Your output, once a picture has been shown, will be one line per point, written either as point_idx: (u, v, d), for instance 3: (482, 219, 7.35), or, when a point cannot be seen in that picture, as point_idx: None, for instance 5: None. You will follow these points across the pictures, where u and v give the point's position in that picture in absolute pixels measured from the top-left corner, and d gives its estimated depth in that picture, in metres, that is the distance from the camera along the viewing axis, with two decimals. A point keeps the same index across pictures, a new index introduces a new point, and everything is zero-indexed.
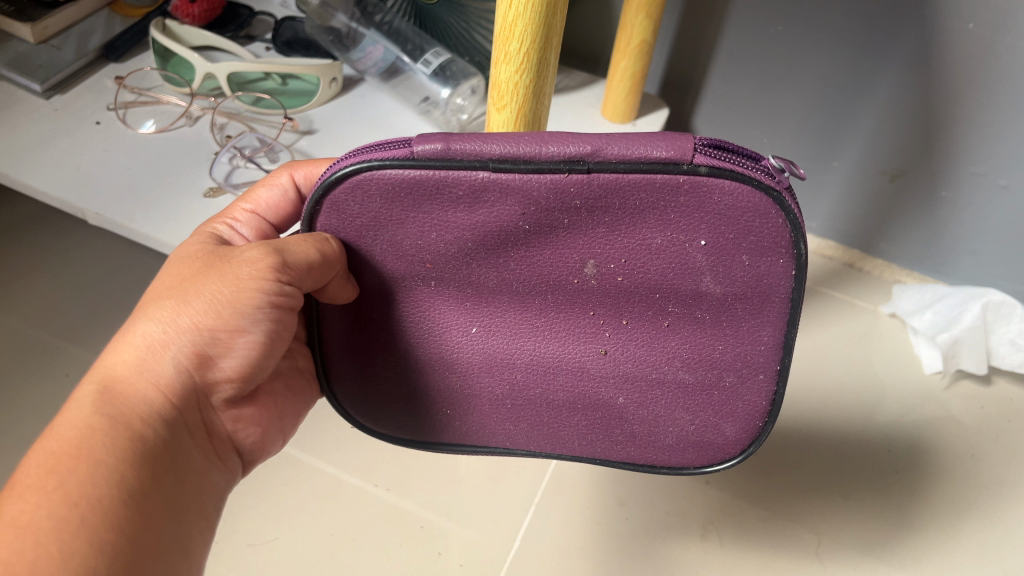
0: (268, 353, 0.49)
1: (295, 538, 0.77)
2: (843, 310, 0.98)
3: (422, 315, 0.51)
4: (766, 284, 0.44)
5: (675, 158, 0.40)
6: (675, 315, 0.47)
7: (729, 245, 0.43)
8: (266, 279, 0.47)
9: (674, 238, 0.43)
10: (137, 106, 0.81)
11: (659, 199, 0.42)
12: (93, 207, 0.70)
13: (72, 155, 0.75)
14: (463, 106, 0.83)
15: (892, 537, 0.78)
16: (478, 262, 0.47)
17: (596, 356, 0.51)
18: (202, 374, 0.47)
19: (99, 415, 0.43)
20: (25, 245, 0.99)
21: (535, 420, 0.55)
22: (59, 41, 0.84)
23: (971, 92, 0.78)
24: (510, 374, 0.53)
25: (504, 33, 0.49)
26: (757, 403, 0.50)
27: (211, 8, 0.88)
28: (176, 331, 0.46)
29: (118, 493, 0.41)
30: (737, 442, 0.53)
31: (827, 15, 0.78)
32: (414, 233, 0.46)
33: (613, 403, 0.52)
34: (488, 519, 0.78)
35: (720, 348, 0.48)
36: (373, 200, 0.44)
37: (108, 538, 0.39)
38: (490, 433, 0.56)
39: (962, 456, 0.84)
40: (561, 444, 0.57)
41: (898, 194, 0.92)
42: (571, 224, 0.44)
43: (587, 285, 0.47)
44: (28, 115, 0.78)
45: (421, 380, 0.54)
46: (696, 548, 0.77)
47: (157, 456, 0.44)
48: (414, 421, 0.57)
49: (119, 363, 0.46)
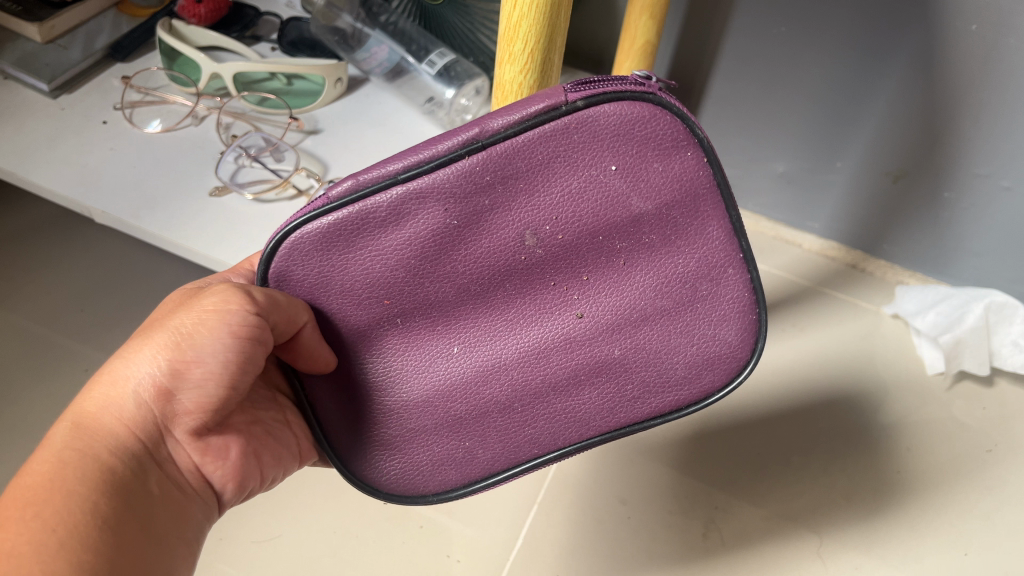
0: (235, 386, 0.48)
1: (298, 535, 0.77)
2: (845, 310, 0.98)
3: (401, 344, 0.52)
4: (690, 181, 0.46)
5: (553, 105, 0.43)
6: (629, 252, 0.48)
7: (639, 161, 0.45)
8: (230, 309, 0.47)
9: (589, 176, 0.45)
10: (143, 106, 0.82)
11: (559, 146, 0.44)
12: (100, 206, 0.71)
13: (79, 154, 0.76)
14: (467, 106, 0.84)
15: (893, 537, 0.78)
16: (435, 267, 0.48)
17: (573, 319, 0.51)
18: (164, 408, 0.47)
19: (67, 449, 0.43)
20: (32, 243, 1.00)
21: (550, 416, 0.53)
22: (66, 41, 0.84)
23: (974, 93, 0.78)
24: (505, 375, 0.52)
25: (508, 34, 0.50)
26: (742, 297, 0.50)
27: (217, 8, 0.89)
28: (140, 365, 0.46)
29: (91, 520, 0.40)
30: (739, 347, 0.51)
31: (829, 16, 0.78)
32: (368, 269, 0.48)
33: (608, 360, 0.52)
34: (490, 517, 0.78)
35: (684, 268, 0.49)
36: (315, 251, 0.48)
37: (86, 562, 0.39)
38: (514, 447, 0.54)
39: (964, 456, 0.84)
40: (593, 428, 0.54)
41: (900, 195, 0.92)
42: (497, 203, 0.45)
43: (536, 255, 0.48)
44: (34, 114, 0.79)
45: (426, 420, 0.54)
46: (697, 546, 0.77)
47: (126, 486, 0.44)
48: (445, 470, 0.55)
49: (87, 403, 0.46)
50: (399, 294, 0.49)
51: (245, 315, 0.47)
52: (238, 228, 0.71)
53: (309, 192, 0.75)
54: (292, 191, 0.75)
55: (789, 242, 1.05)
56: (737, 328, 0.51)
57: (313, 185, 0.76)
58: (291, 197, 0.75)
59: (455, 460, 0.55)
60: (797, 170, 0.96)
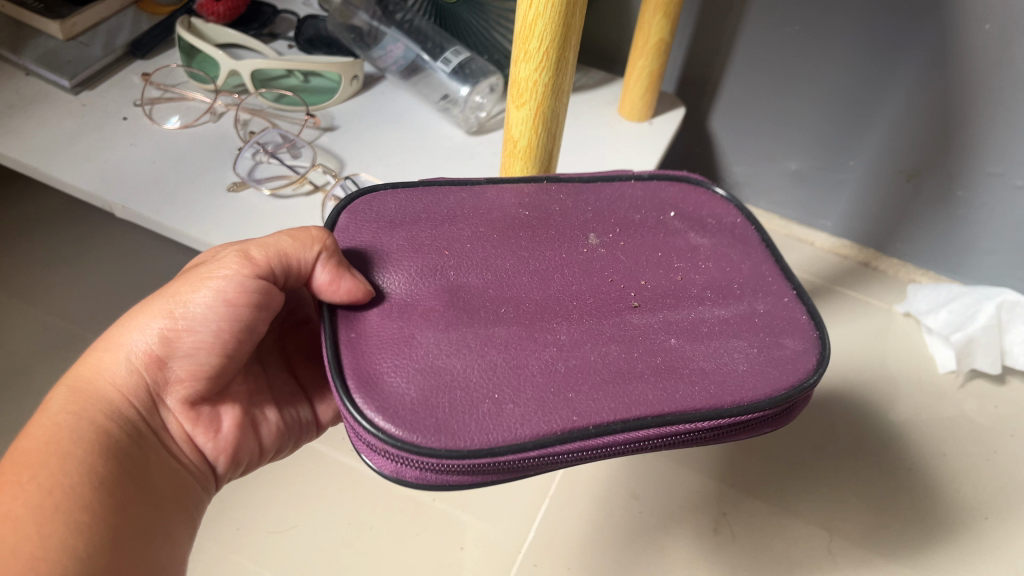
0: (230, 352, 0.49)
1: (312, 526, 0.78)
2: (856, 308, 0.98)
3: (449, 294, 0.47)
4: (739, 233, 0.57)
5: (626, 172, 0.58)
6: (683, 269, 0.52)
7: (694, 214, 0.57)
8: (223, 275, 0.47)
9: (653, 216, 0.56)
10: (163, 102, 0.83)
11: (628, 194, 0.57)
12: (120, 201, 0.72)
13: (100, 149, 0.77)
14: (482, 104, 0.83)
15: (902, 534, 0.78)
16: (499, 251, 0.50)
17: (629, 309, 0.49)
18: (158, 376, 0.48)
19: (65, 412, 0.45)
20: (51, 237, 1.01)
21: (602, 381, 0.44)
22: (87, 38, 0.86)
23: (986, 92, 0.79)
24: (556, 336, 0.46)
25: (524, 32, 0.50)
26: (799, 317, 0.51)
27: (235, 6, 0.90)
28: (135, 333, 0.48)
29: (87, 481, 0.42)
30: (804, 357, 0.48)
31: (843, 15, 0.79)
32: (424, 231, 0.50)
33: (666, 349, 0.47)
34: (503, 511, 0.79)
35: (737, 283, 0.52)
36: (382, 207, 0.52)
37: (85, 520, 0.41)
38: (553, 411, 0.42)
39: (974, 455, 0.85)
40: (645, 407, 0.43)
41: (913, 193, 0.92)
42: (568, 211, 0.54)
43: (598, 251, 0.52)
44: (56, 110, 0.80)
45: (457, 362, 0.44)
46: (706, 542, 0.77)
47: (121, 448, 0.45)
48: (459, 424, 0.41)
49: (87, 369, 0.48)
50: (445, 257, 0.49)
51: (242, 282, 0.48)
52: (254, 224, 0.72)
53: (325, 187, 0.77)
54: (309, 187, 0.77)
55: (801, 240, 1.05)
56: (798, 343, 0.49)
57: (330, 180, 0.77)
58: (308, 193, 0.76)
59: (476, 417, 0.42)
60: (810, 168, 0.96)
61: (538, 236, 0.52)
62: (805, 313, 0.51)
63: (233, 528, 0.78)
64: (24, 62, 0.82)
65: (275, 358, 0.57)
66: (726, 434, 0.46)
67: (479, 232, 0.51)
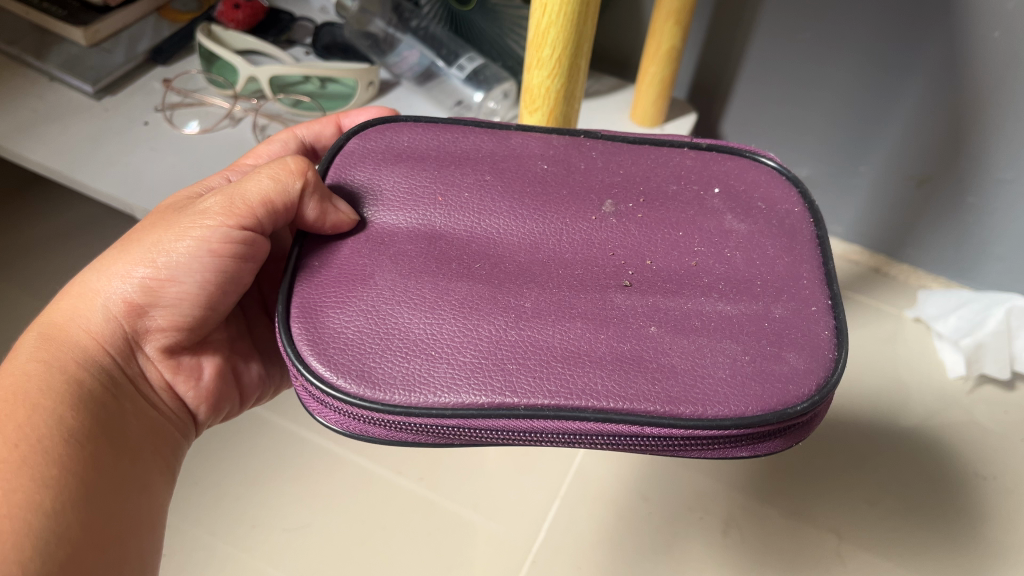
0: (206, 305, 0.51)
1: (327, 526, 0.79)
2: (867, 314, 0.98)
3: (425, 246, 0.48)
4: (790, 224, 0.50)
5: (683, 138, 0.55)
6: (704, 254, 0.48)
7: (743, 195, 0.51)
8: (208, 225, 0.49)
9: (693, 193, 0.51)
10: (183, 108, 0.85)
11: (674, 161, 0.53)
12: (142, 204, 0.74)
13: (122, 154, 0.79)
14: (495, 110, 0.87)
15: (912, 538, 0.79)
16: (495, 201, 0.50)
17: (618, 290, 0.46)
18: (133, 323, 0.51)
19: (37, 359, 0.47)
20: (71, 239, 1.03)
21: (551, 360, 0.43)
22: (110, 44, 0.88)
23: (998, 98, 0.79)
24: (522, 305, 0.45)
25: (537, 40, 0.52)
26: (818, 334, 0.45)
27: (254, 13, 0.92)
28: (114, 280, 0.50)
29: (57, 434, 0.44)
30: (804, 378, 0.43)
31: (853, 23, 0.80)
32: (425, 171, 0.51)
33: (641, 337, 0.44)
34: (516, 511, 0.80)
35: (759, 284, 0.47)
36: (394, 139, 0.53)
37: (51, 475, 0.43)
38: (481, 381, 0.42)
39: (984, 461, 0.85)
40: (589, 395, 0.42)
41: (923, 199, 0.93)
42: (593, 171, 0.52)
43: (607, 222, 0.50)
44: (79, 115, 0.82)
45: (405, 315, 0.44)
46: (716, 545, 0.78)
47: (92, 399, 0.48)
48: (382, 373, 0.43)
49: (61, 313, 0.50)
50: (437, 205, 0.50)
51: (227, 232, 0.49)
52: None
53: None
54: None
55: None
56: (803, 364, 0.43)
57: None
58: None
59: (405, 373, 0.43)
60: (821, 174, 0.97)
61: (545, 197, 0.50)
62: (828, 330, 0.45)
63: (247, 527, 0.79)
64: (47, 68, 0.84)
65: (253, 300, 0.61)
66: (685, 449, 0.43)
67: (479, 182, 0.51)
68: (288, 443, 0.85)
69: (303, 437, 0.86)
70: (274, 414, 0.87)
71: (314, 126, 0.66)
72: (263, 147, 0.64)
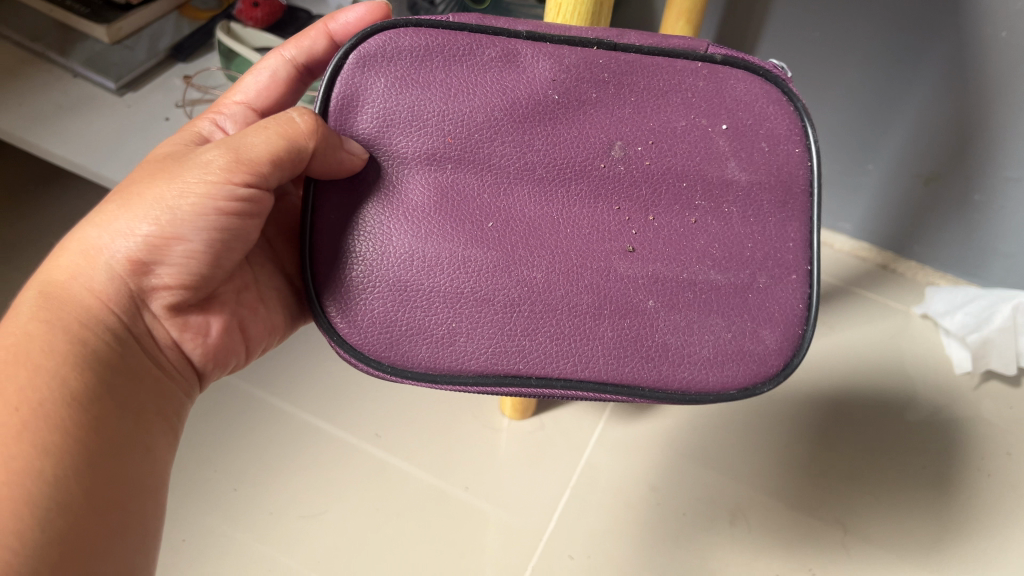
0: (216, 262, 0.48)
1: (342, 514, 0.81)
2: (874, 309, 0.99)
3: (445, 187, 0.48)
4: (788, 173, 0.49)
5: (698, 51, 0.49)
6: (703, 209, 0.49)
7: (750, 134, 0.48)
8: (215, 182, 0.46)
9: (698, 125, 0.48)
10: (203, 104, 0.86)
11: (685, 83, 0.48)
12: None
13: (143, 149, 0.80)
14: None
15: (915, 531, 0.80)
16: (507, 131, 0.48)
17: (618, 257, 0.49)
18: (140, 281, 0.47)
19: (38, 321, 0.45)
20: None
21: (557, 328, 0.48)
22: (132, 42, 0.90)
23: (1005, 98, 0.80)
24: (532, 272, 0.48)
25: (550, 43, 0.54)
26: (796, 304, 0.50)
27: (273, 11, 0.94)
28: (118, 237, 0.46)
29: (58, 394, 0.42)
30: (774, 353, 0.49)
31: (862, 24, 0.81)
32: (439, 78, 0.47)
33: (635, 314, 0.49)
34: (527, 501, 0.82)
35: (749, 246, 0.49)
36: (396, 48, 0.46)
37: (51, 442, 0.41)
38: (497, 359, 0.48)
39: (990, 456, 0.86)
40: (585, 363, 0.49)
41: (932, 197, 0.94)
42: (602, 101, 0.48)
43: (615, 168, 0.48)
44: (102, 111, 0.84)
45: (429, 286, 0.48)
46: (725, 534, 0.80)
47: (97, 360, 0.45)
48: (410, 352, 0.49)
49: (56, 267, 0.47)
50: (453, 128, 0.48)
51: (232, 188, 0.46)
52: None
53: None
54: None
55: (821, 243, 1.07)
56: (774, 338, 0.49)
57: None
58: None
59: (430, 350, 0.49)
60: (830, 171, 0.98)
61: (559, 143, 0.48)
62: (807, 300, 0.50)
63: (258, 518, 0.81)
64: (71, 65, 0.86)
65: (260, 249, 0.56)
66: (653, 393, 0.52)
67: (495, 105, 0.47)
68: (303, 433, 0.87)
69: (317, 427, 0.87)
70: (290, 405, 0.89)
71: (303, 41, 0.60)
72: (250, 78, 0.61)
